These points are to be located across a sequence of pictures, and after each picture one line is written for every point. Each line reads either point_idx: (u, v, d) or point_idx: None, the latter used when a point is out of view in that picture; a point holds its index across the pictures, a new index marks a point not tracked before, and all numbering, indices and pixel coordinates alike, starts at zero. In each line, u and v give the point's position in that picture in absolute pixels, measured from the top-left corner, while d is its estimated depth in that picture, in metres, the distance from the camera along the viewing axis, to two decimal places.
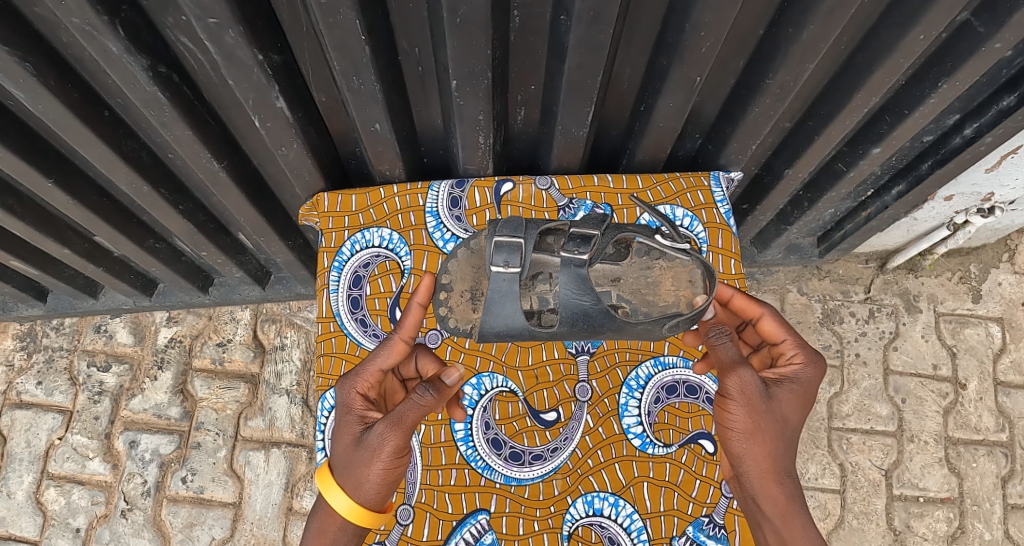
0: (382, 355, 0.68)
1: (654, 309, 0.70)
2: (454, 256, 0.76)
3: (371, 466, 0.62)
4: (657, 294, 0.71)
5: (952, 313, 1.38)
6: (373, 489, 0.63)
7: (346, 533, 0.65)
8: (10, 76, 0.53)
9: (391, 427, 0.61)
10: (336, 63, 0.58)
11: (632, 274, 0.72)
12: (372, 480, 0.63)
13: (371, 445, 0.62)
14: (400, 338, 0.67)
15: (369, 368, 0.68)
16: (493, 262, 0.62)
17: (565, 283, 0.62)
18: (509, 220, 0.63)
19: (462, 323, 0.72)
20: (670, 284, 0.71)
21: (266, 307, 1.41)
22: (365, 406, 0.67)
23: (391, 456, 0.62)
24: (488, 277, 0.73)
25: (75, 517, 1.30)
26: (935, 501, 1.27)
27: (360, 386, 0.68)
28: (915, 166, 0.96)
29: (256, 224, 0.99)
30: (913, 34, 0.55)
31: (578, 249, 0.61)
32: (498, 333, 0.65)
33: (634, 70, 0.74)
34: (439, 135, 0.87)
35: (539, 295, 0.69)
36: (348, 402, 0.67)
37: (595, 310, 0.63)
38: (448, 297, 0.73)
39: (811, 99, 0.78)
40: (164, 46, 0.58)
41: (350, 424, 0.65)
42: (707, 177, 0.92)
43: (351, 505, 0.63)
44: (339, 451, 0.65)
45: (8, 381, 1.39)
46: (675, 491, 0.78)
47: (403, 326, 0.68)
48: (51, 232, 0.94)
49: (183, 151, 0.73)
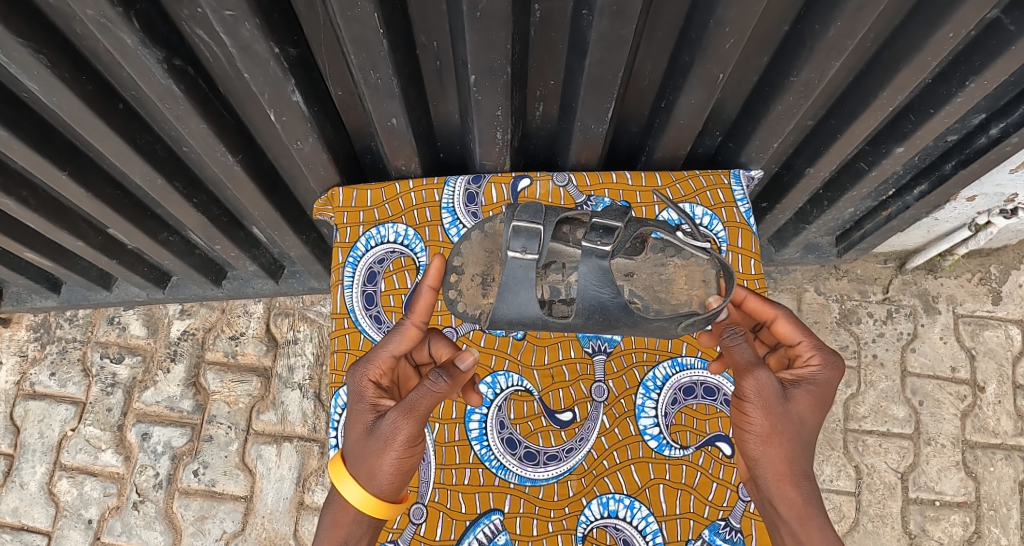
0: (394, 341, 0.67)
1: (665, 306, 0.68)
2: (467, 238, 0.74)
3: (384, 455, 0.61)
4: (671, 292, 0.69)
5: (971, 314, 1.36)
6: (386, 480, 0.63)
7: (360, 525, 0.64)
8: (24, 67, 0.53)
9: (404, 415, 0.61)
10: (353, 57, 0.58)
11: (645, 270, 0.71)
12: (386, 470, 0.62)
13: (383, 434, 0.61)
14: (412, 323, 0.67)
15: (380, 355, 0.67)
16: (510, 248, 0.60)
17: (585, 275, 0.61)
18: (528, 205, 0.60)
19: (471, 308, 0.69)
20: (684, 282, 0.69)
21: (278, 300, 1.41)
22: (377, 394, 0.67)
23: (404, 445, 0.61)
24: (501, 262, 0.70)
25: (87, 509, 1.30)
26: (951, 505, 1.26)
27: (372, 373, 0.67)
28: (938, 166, 0.95)
29: (270, 218, 0.98)
30: (942, 31, 0.54)
31: (601, 240, 0.59)
32: (509, 320, 0.64)
33: (655, 66, 0.73)
34: (455, 130, 0.86)
35: (552, 284, 0.68)
36: (360, 390, 0.66)
37: (613, 304, 0.61)
38: (458, 280, 0.71)
39: (834, 97, 0.77)
40: (180, 38, 0.57)
41: (362, 412, 0.65)
42: (728, 175, 0.91)
43: (365, 496, 0.63)
44: (351, 441, 0.65)
45: (21, 371, 1.40)
46: (691, 494, 0.77)
47: (414, 312, 0.66)
48: (64, 225, 0.94)
49: (198, 145, 0.72)
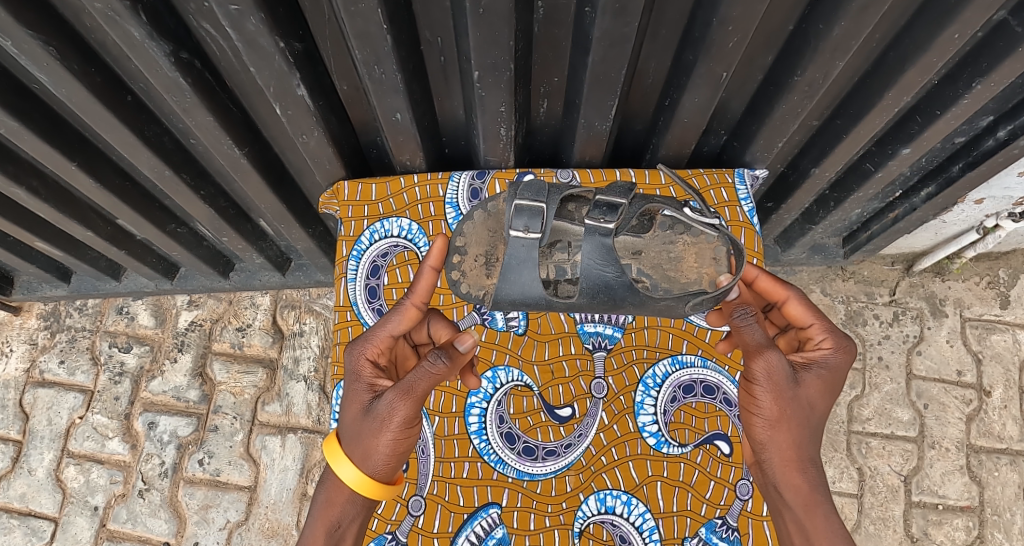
0: (393, 321, 0.68)
1: (675, 285, 0.68)
2: (470, 218, 0.73)
3: (379, 436, 0.62)
4: (680, 270, 0.69)
5: (978, 318, 1.35)
6: (381, 460, 0.63)
7: (354, 505, 0.65)
8: (33, 59, 0.54)
9: (401, 397, 0.61)
10: (357, 52, 0.58)
11: (653, 248, 0.72)
12: (380, 450, 0.63)
13: (379, 414, 0.62)
14: (411, 304, 0.68)
15: (379, 334, 0.68)
16: (512, 227, 0.59)
17: (589, 253, 0.61)
18: (532, 183, 0.60)
19: (475, 289, 0.69)
20: (693, 260, 0.70)
21: (285, 293, 1.42)
22: (374, 374, 0.67)
23: (400, 426, 0.62)
24: (505, 243, 0.70)
25: (93, 495, 1.32)
26: (955, 509, 1.25)
27: (370, 352, 0.68)
28: (945, 167, 0.94)
29: (277, 211, 0.99)
30: (948, 32, 0.53)
31: (604, 218, 0.59)
32: (513, 301, 0.64)
33: (660, 64, 0.72)
34: (460, 125, 0.86)
35: (557, 263, 0.71)
36: (357, 369, 0.67)
37: (617, 282, 0.61)
38: (462, 261, 0.71)
39: (840, 97, 0.76)
40: (187, 31, 0.58)
41: (360, 391, 0.65)
42: (731, 174, 0.90)
43: (359, 475, 0.64)
44: (347, 420, 0.65)
45: (31, 358, 1.42)
46: (689, 492, 0.76)
47: (415, 292, 0.68)
48: (75, 215, 0.95)
49: (205, 137, 0.73)
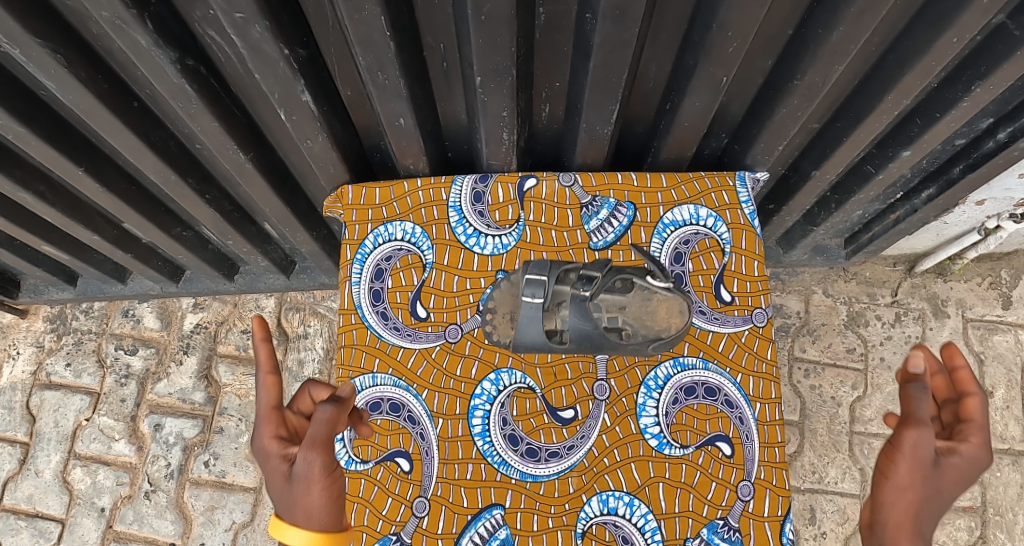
0: (261, 395, 0.62)
1: (651, 332, 0.71)
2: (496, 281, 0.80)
3: (310, 491, 0.56)
4: (654, 319, 0.72)
5: (981, 319, 1.35)
6: (327, 511, 0.57)
7: None
8: (41, 66, 0.54)
9: (310, 446, 0.56)
10: (360, 58, 0.59)
11: (635, 304, 0.72)
12: (319, 504, 0.56)
13: (300, 474, 0.56)
14: (264, 373, 0.62)
15: (262, 412, 0.62)
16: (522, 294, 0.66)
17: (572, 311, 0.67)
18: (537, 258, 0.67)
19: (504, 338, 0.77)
20: (666, 313, 0.72)
21: (290, 295, 1.43)
22: (283, 446, 0.61)
23: (325, 473, 0.56)
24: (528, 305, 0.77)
25: (100, 497, 1.33)
26: (957, 510, 1.25)
27: (266, 432, 0.61)
28: (946, 169, 0.94)
29: (281, 214, 0.99)
30: (946, 36, 0.54)
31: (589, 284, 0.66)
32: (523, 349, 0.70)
33: (660, 68, 0.73)
34: (462, 129, 0.87)
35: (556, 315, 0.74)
36: (263, 453, 0.60)
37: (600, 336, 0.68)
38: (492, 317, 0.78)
39: (841, 100, 0.77)
40: (193, 38, 0.59)
41: (274, 469, 0.58)
42: (733, 177, 0.89)
43: (313, 538, 0.56)
44: (272, 502, 0.57)
45: (38, 361, 1.43)
46: (691, 493, 0.77)
47: (259, 361, 0.63)
48: (81, 219, 0.96)
49: (210, 142, 0.74)
